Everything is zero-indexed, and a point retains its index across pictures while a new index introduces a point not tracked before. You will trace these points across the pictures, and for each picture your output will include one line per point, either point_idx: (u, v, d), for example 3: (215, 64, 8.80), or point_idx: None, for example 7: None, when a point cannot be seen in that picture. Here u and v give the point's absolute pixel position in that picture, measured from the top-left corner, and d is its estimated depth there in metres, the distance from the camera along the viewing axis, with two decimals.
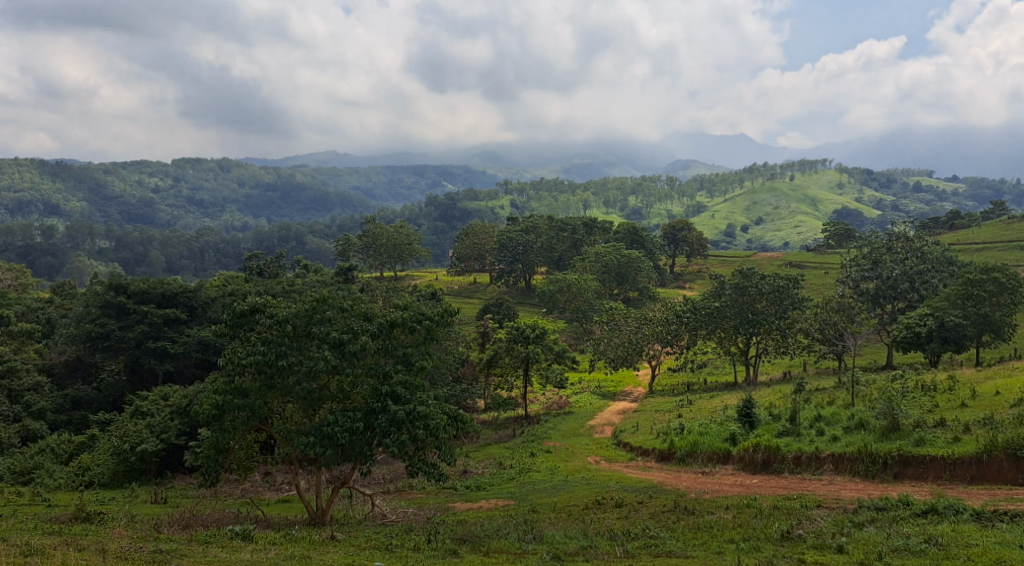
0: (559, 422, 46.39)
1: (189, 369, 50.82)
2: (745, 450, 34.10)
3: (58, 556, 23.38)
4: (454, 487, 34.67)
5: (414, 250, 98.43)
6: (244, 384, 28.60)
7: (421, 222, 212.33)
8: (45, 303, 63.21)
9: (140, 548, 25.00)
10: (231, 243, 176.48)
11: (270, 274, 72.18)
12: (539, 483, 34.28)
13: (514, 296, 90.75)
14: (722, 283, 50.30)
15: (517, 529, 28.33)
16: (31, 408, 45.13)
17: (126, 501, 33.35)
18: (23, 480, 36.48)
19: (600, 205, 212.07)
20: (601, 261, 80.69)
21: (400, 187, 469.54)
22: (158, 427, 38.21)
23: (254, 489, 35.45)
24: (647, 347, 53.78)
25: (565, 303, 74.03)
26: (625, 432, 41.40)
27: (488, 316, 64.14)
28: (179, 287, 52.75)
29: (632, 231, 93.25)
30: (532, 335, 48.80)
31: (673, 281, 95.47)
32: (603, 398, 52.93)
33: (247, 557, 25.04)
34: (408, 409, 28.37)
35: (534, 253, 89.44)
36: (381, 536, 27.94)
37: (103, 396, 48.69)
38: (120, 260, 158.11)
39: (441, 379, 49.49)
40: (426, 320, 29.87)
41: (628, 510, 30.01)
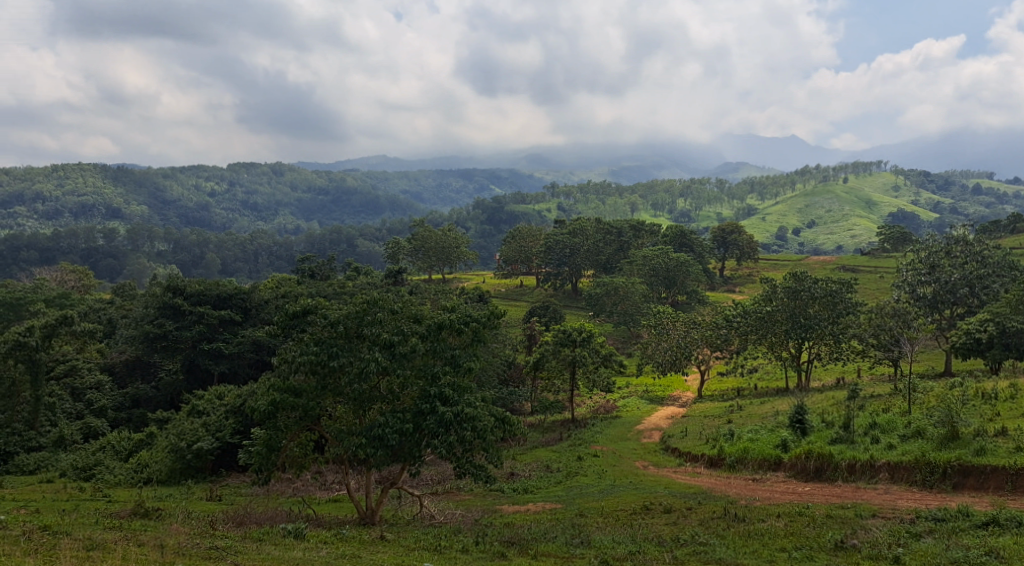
0: (607, 426, 46.25)
1: (243, 369, 51.95)
2: (797, 457, 33.65)
3: (119, 550, 23.97)
4: (502, 489, 34.76)
5: (462, 253, 98.60)
6: (298, 383, 29.04)
7: (469, 225, 213.31)
8: (106, 304, 64.99)
9: (196, 544, 25.53)
10: (284, 246, 179.13)
11: (321, 276, 73.12)
12: (587, 488, 34.21)
13: (561, 299, 90.76)
14: (774, 286, 49.68)
15: (565, 533, 28.34)
16: (93, 405, 46.54)
17: (182, 498, 34.16)
18: (84, 476, 37.52)
19: (648, 208, 210.84)
20: (649, 264, 80.18)
21: (449, 191, 472.63)
22: (213, 426, 39.13)
23: (306, 488, 35.92)
24: (696, 352, 53.29)
25: (612, 307, 73.65)
26: (673, 437, 41.10)
27: (535, 318, 64.30)
28: (234, 289, 54.07)
29: (681, 234, 92.52)
30: (579, 337, 48.85)
31: (723, 285, 94.40)
32: (651, 402, 52.67)
33: (300, 555, 25.39)
34: (456, 411, 28.57)
35: (582, 256, 89.21)
36: (429, 537, 28.16)
37: (161, 395, 50.01)
38: (177, 262, 162.17)
39: (489, 381, 49.80)
40: (473, 322, 30.05)
41: (677, 516, 29.79)
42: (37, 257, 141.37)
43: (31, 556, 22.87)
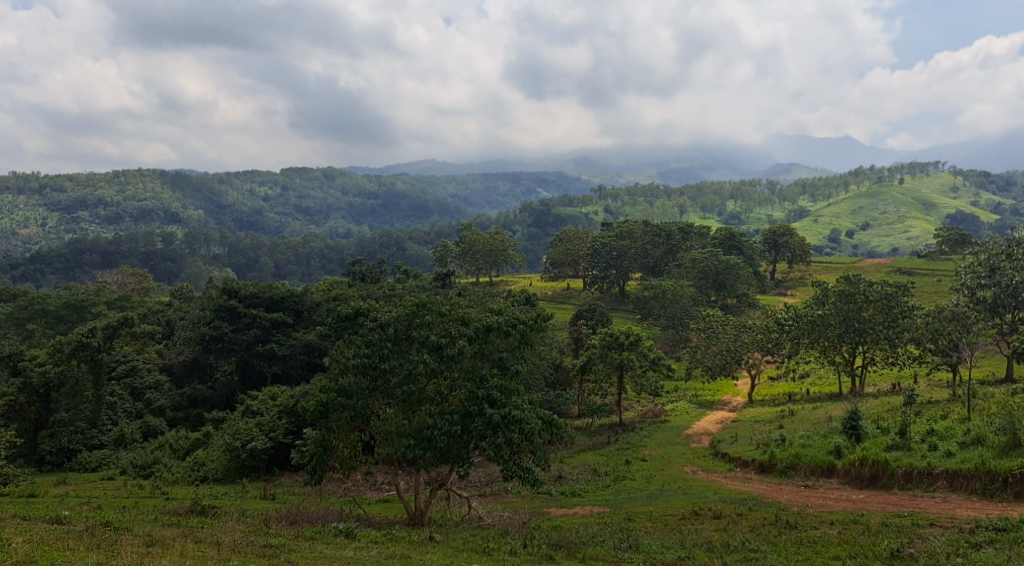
0: (656, 430, 46.04)
1: (296, 370, 52.73)
2: (851, 464, 33.06)
3: (177, 546, 24.44)
4: (549, 493, 34.76)
5: (509, 256, 98.74)
6: (349, 384, 29.47)
7: (516, 228, 213.62)
8: (164, 306, 66.63)
9: (251, 542, 25.97)
10: (335, 249, 181.30)
11: (371, 279, 73.90)
12: (635, 492, 34.08)
13: (609, 301, 90.38)
14: (826, 289, 48.91)
15: (613, 537, 28.30)
16: (152, 405, 47.94)
17: (237, 496, 34.83)
18: (144, 473, 38.55)
19: (697, 210, 208.91)
20: (697, 267, 79.44)
21: (497, 194, 474.19)
22: (267, 426, 39.89)
23: (356, 488, 36.37)
24: (746, 356, 52.61)
25: (661, 310, 73.05)
26: (723, 442, 40.73)
27: (582, 321, 64.16)
28: (286, 291, 55.01)
29: (731, 237, 91.19)
30: (627, 341, 48.55)
31: (774, 288, 93.09)
32: (700, 407, 52.20)
33: (352, 554, 25.74)
34: (504, 413, 28.70)
35: (630, 259, 88.82)
36: (477, 539, 28.30)
37: (217, 395, 51.33)
38: (232, 265, 165.49)
39: (536, 384, 49.96)
40: (520, 324, 30.17)
41: (727, 522, 29.53)
42: (99, 260, 145.29)
43: (95, 550, 23.29)
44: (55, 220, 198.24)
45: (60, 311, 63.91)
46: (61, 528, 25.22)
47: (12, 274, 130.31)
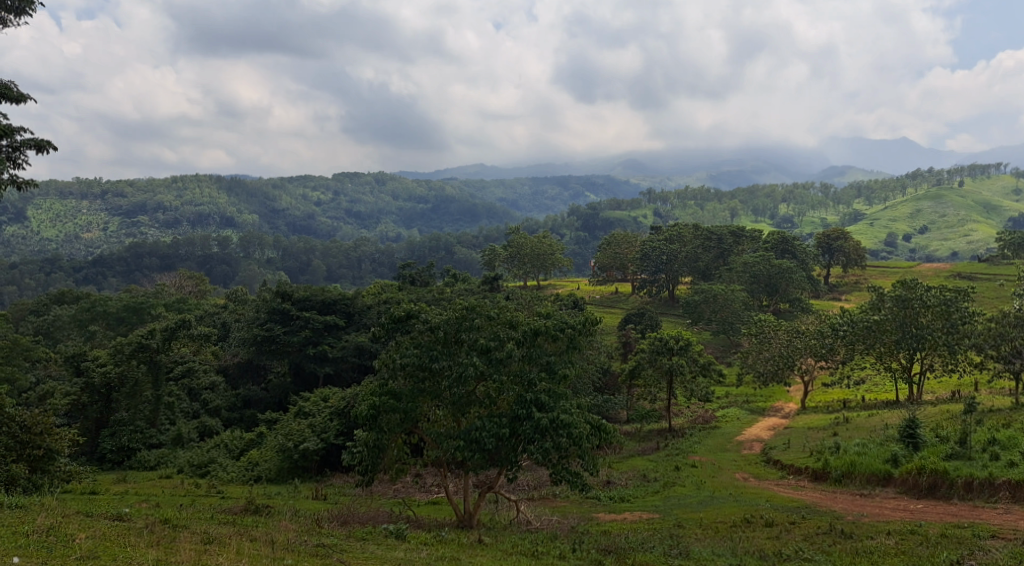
0: (706, 436, 45.59)
1: (347, 372, 53.32)
2: (909, 473, 32.40)
3: (234, 545, 24.84)
4: (598, 497, 34.65)
5: (557, 259, 98.60)
6: (398, 386, 29.72)
7: (564, 232, 213.26)
8: (220, 308, 68.01)
9: (305, 541, 26.32)
10: (385, 253, 182.94)
11: (421, 282, 74.37)
12: (685, 498, 33.79)
13: (658, 306, 89.77)
14: (882, 294, 47.87)
15: (663, 543, 28.06)
16: (208, 406, 49.61)
17: (290, 496, 35.34)
18: (201, 472, 39.41)
19: (749, 213, 206.36)
20: (749, 271, 78.46)
21: (545, 198, 474.18)
22: (319, 427, 40.47)
23: (406, 490, 36.66)
24: (799, 361, 51.79)
25: (711, 314, 72.25)
26: (775, 449, 40.17)
27: (630, 326, 63.86)
28: (338, 295, 55.77)
29: (783, 240, 89.37)
30: (677, 346, 48.16)
31: (827, 293, 91.54)
32: (752, 413, 51.55)
33: (403, 555, 25.97)
34: (552, 417, 28.65)
35: (680, 263, 88.15)
36: (526, 543, 28.31)
37: (271, 396, 52.23)
38: (286, 269, 167.94)
39: (584, 389, 49.95)
40: (569, 328, 30.14)
41: (779, 530, 29.12)
42: (158, 264, 148.94)
43: (155, 546, 23.73)
44: (116, 224, 203.65)
45: (120, 313, 65.69)
46: (122, 525, 25.84)
47: (75, 277, 134.31)
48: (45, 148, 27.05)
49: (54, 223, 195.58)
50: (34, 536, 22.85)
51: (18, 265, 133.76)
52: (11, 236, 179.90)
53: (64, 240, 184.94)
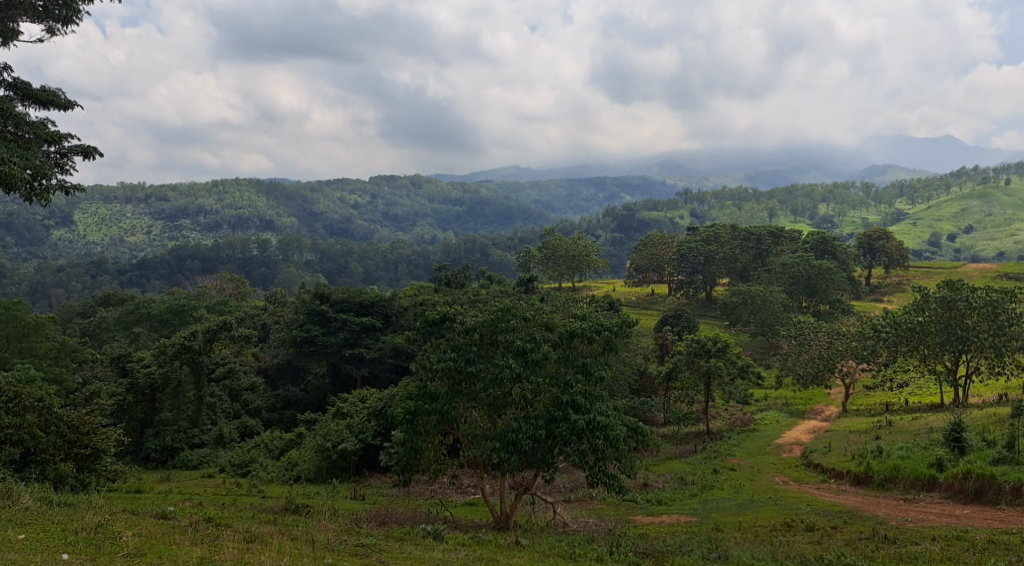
0: (745, 438, 45.20)
1: (384, 373, 53.65)
2: (954, 478, 31.84)
3: (276, 543, 25.12)
4: (635, 500, 34.49)
5: (593, 261, 98.34)
6: (435, 388, 29.87)
7: (600, 233, 212.57)
8: (260, 310, 68.90)
9: (344, 541, 26.53)
10: (422, 255, 184.00)
11: (457, 284, 74.66)
12: (723, 501, 33.53)
13: (695, 307, 89.21)
14: (926, 295, 46.84)
15: (701, 547, 27.85)
16: (249, 406, 50.28)
17: (328, 496, 35.71)
18: (241, 471, 39.97)
19: (788, 214, 204.04)
20: (788, 272, 77.49)
21: (580, 200, 473.32)
22: (356, 428, 40.83)
23: (443, 490, 36.82)
24: (840, 364, 51.14)
25: (749, 316, 71.55)
26: (816, 453, 39.70)
27: (667, 327, 63.50)
28: (375, 297, 56.20)
29: (823, 241, 88.22)
30: (714, 348, 47.80)
31: (869, 294, 90.16)
32: (791, 416, 50.95)
33: (441, 555, 26.09)
34: (588, 419, 28.55)
35: (717, 264, 87.37)
36: (563, 544, 28.29)
37: (309, 397, 52.81)
38: (324, 271, 169.67)
39: (621, 391, 49.81)
40: (605, 330, 30.08)
41: (820, 535, 28.75)
42: (199, 266, 151.26)
43: (199, 544, 24.08)
44: (159, 228, 207.16)
45: (163, 315, 66.81)
46: (168, 523, 26.28)
47: (120, 279, 137.08)
48: (92, 154, 27.54)
49: (99, 227, 199.52)
50: (83, 533, 23.33)
51: (65, 268, 136.77)
52: (58, 239, 183.94)
53: (109, 243, 188.52)
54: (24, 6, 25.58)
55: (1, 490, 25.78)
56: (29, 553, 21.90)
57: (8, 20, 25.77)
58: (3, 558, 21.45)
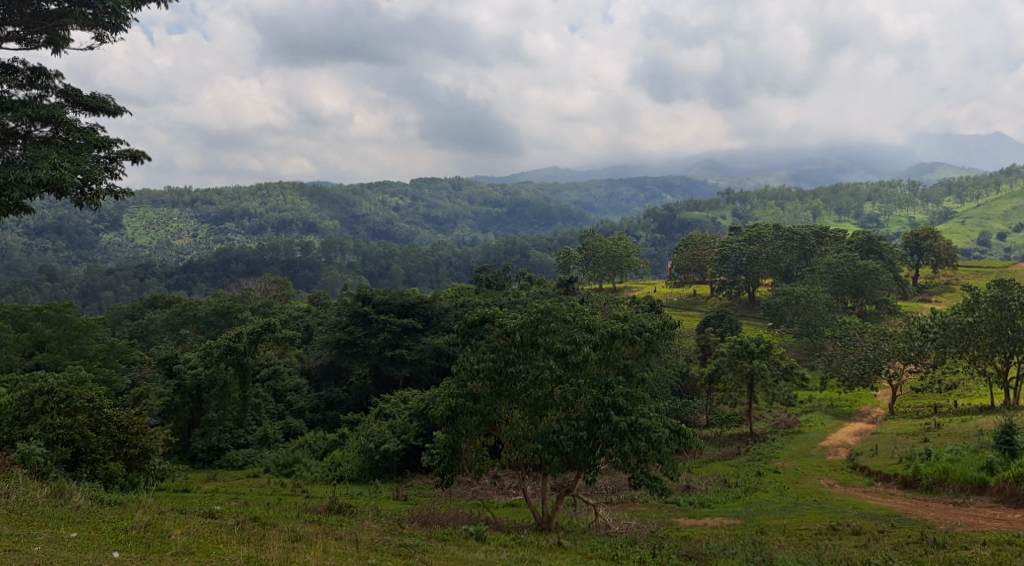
0: (789, 441, 44.61)
1: (426, 374, 53.90)
2: (1005, 482, 31.18)
3: (320, 543, 25.41)
4: (677, 502, 34.26)
5: (634, 261, 97.79)
6: (476, 389, 29.96)
7: (640, 234, 211.36)
8: (304, 312, 69.75)
9: (387, 541, 26.77)
10: (462, 257, 184.75)
11: (497, 286, 74.84)
12: (767, 504, 33.18)
13: (737, 308, 88.35)
14: (976, 295, 45.63)
15: (745, 550, 27.55)
16: (293, 407, 50.93)
17: (371, 496, 36.04)
18: (285, 471, 40.52)
19: (832, 213, 201.06)
20: (832, 271, 76.26)
21: (621, 200, 471.31)
22: (398, 429, 41.18)
23: (485, 492, 36.91)
24: (886, 365, 50.25)
25: (793, 316, 70.58)
26: (862, 455, 39.10)
27: (709, 328, 62.94)
28: (417, 298, 56.52)
29: (869, 240, 86.73)
30: (757, 349, 47.28)
31: (916, 294, 88.42)
32: (836, 418, 50.12)
33: (483, 556, 26.17)
34: (630, 421, 28.40)
35: (760, 264, 86.33)
36: (605, 546, 28.21)
37: (352, 398, 53.27)
38: (365, 273, 171.26)
39: (662, 392, 49.52)
40: (646, 332, 29.96)
41: (867, 539, 28.31)
42: (243, 269, 153.58)
43: (246, 543, 24.45)
44: (204, 231, 210.71)
45: (209, 317, 67.97)
46: (215, 522, 26.72)
47: (167, 282, 139.84)
48: (140, 158, 28.07)
49: (147, 231, 203.54)
50: (133, 532, 23.83)
51: (114, 271, 139.83)
52: (108, 243, 188.12)
53: (157, 247, 192.13)
54: (74, 15, 26.10)
55: (54, 489, 26.43)
56: (82, 550, 22.38)
57: (59, 28, 26.34)
58: (57, 555, 21.91)
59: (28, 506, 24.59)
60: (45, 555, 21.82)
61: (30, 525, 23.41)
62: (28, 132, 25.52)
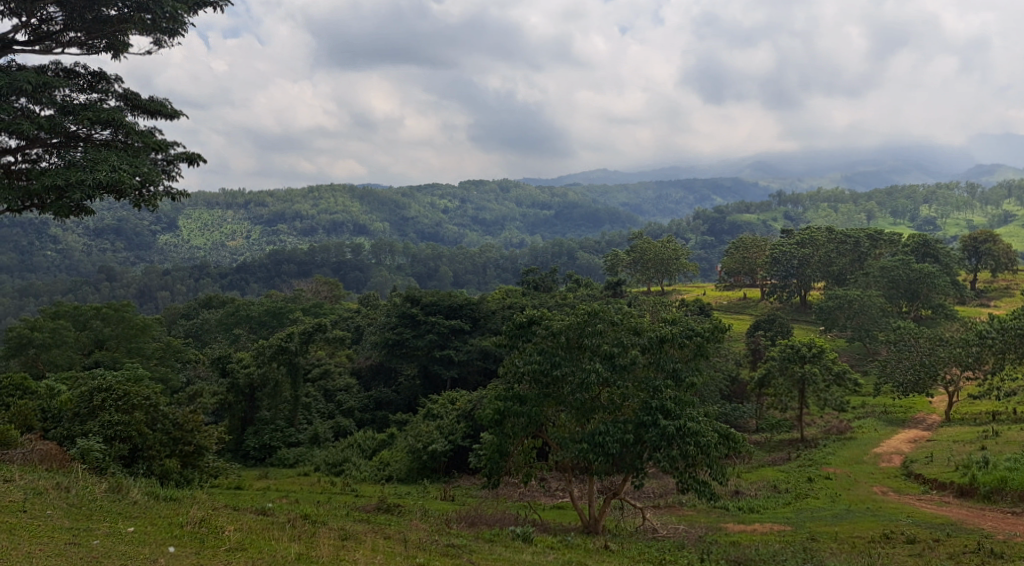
0: (841, 447, 43.92)
1: (473, 375, 54.14)
2: None
3: (369, 542, 25.73)
4: (726, 507, 33.96)
5: (683, 264, 97.08)
6: (524, 391, 30.07)
7: (689, 236, 209.46)
8: (354, 313, 70.69)
9: (435, 541, 26.97)
10: (509, 259, 185.22)
11: (545, 288, 74.92)
12: (819, 511, 32.71)
13: (788, 312, 87.24)
14: None
15: (795, 556, 27.22)
16: (342, 406, 51.65)
17: (419, 496, 36.39)
18: (335, 470, 41.14)
19: (886, 215, 197.31)
20: (887, 275, 74.79)
21: (670, 203, 468.12)
22: (446, 429, 41.51)
23: (532, 493, 36.98)
24: (942, 371, 49.16)
25: (846, 321, 69.34)
26: (917, 463, 38.32)
27: (759, 332, 62.19)
28: (464, 300, 56.76)
29: (925, 243, 84.84)
30: (809, 353, 46.54)
31: (975, 298, 86.27)
32: (890, 424, 49.20)
33: (530, 557, 26.26)
34: (678, 425, 28.23)
35: (812, 267, 85.12)
36: (653, 550, 28.11)
37: (401, 398, 53.79)
38: (414, 274, 172.66)
39: (711, 396, 49.15)
40: (696, 336, 29.76)
41: (922, 547, 27.75)
42: (295, 270, 155.92)
43: (297, 540, 24.89)
44: (257, 233, 214.49)
45: (262, 317, 69.32)
46: (267, 519, 27.24)
47: (221, 283, 142.70)
48: (196, 160, 28.73)
49: (202, 232, 207.72)
50: (188, 527, 24.44)
51: (171, 271, 143.17)
52: (164, 244, 192.49)
53: (211, 248, 196.14)
54: (133, 20, 26.80)
55: (112, 484, 27.19)
56: (138, 545, 22.98)
57: (119, 32, 27.13)
58: (115, 548, 22.51)
59: (87, 500, 25.32)
60: (104, 548, 22.41)
61: (90, 519, 24.11)
62: (89, 136, 26.37)
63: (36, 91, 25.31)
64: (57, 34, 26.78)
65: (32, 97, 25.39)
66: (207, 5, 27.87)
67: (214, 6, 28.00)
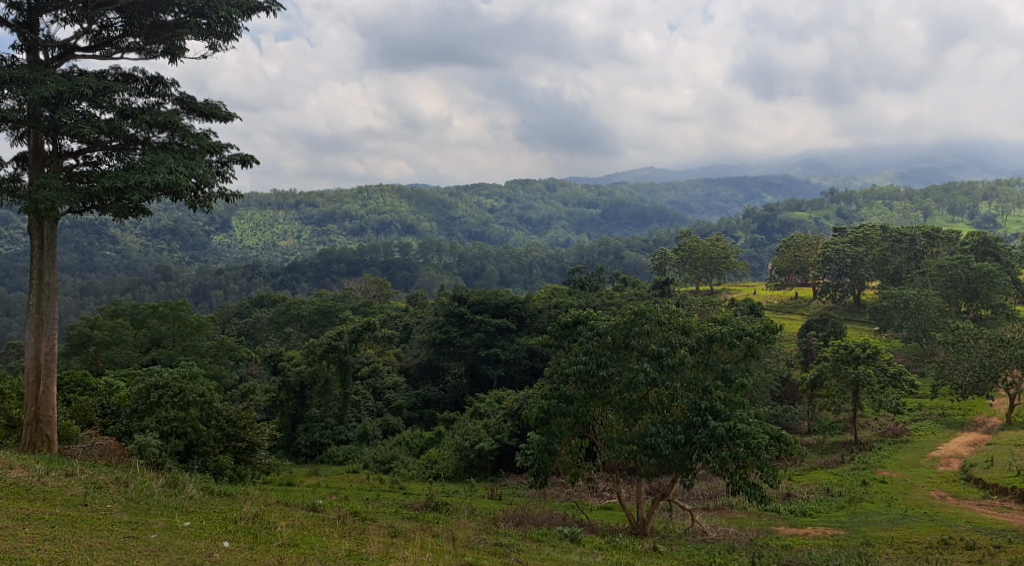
0: (897, 450, 42.90)
1: (520, 374, 54.07)
2: None
3: (419, 539, 25.81)
4: (778, 510, 33.40)
5: (732, 263, 95.79)
6: (570, 391, 29.82)
7: (738, 234, 206.64)
8: (402, 312, 71.19)
9: (483, 539, 26.98)
10: (556, 259, 184.83)
11: (592, 287, 74.58)
12: (873, 515, 31.97)
13: (842, 312, 85.55)
14: None
15: (849, 561, 26.63)
16: (391, 404, 52.06)
17: (466, 494, 36.47)
18: (383, 468, 41.45)
19: (944, 213, 192.16)
20: (944, 274, 72.84)
21: (720, 201, 462.84)
22: (493, 428, 41.53)
23: (579, 494, 36.78)
24: (1003, 373, 47.74)
25: (902, 321, 67.75)
26: (976, 467, 37.23)
27: (811, 333, 61.02)
28: (511, 299, 56.69)
29: (985, 242, 82.38)
30: (863, 354, 45.62)
31: None
32: (948, 428, 47.94)
33: (578, 557, 26.09)
34: (728, 426, 27.77)
35: (866, 266, 83.39)
36: (702, 552, 27.74)
37: (448, 396, 54.04)
38: (461, 273, 173.28)
39: (761, 397, 48.45)
40: (746, 336, 29.28)
41: (982, 554, 26.95)
42: (344, 269, 157.68)
43: (348, 537, 25.06)
44: (307, 233, 217.52)
45: (312, 316, 70.19)
46: (318, 516, 27.52)
47: (273, 283, 144.93)
48: (250, 161, 29.14)
49: (254, 232, 211.30)
50: (242, 522, 24.79)
51: (224, 270, 145.88)
52: (218, 244, 196.28)
53: (263, 248, 199.38)
54: (189, 25, 27.20)
55: (169, 479, 27.67)
56: (194, 539, 23.33)
57: (175, 37, 27.57)
58: (172, 542, 22.85)
59: (145, 495, 25.80)
60: (160, 542, 22.79)
61: (147, 513, 24.57)
62: (147, 139, 26.89)
63: (97, 95, 25.87)
64: (117, 40, 27.36)
65: (92, 101, 25.96)
66: (260, 8, 28.20)
67: (266, 10, 28.35)
